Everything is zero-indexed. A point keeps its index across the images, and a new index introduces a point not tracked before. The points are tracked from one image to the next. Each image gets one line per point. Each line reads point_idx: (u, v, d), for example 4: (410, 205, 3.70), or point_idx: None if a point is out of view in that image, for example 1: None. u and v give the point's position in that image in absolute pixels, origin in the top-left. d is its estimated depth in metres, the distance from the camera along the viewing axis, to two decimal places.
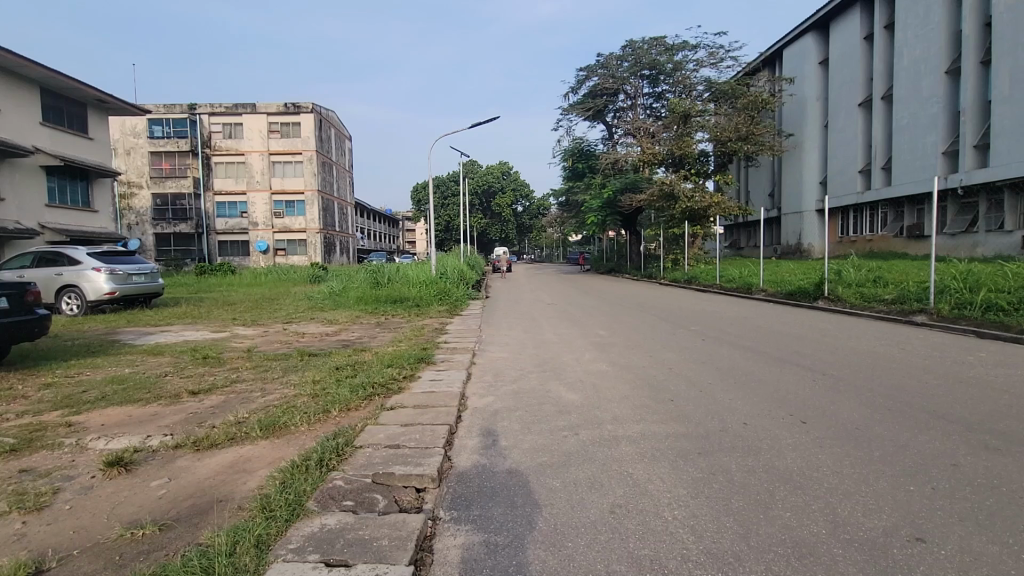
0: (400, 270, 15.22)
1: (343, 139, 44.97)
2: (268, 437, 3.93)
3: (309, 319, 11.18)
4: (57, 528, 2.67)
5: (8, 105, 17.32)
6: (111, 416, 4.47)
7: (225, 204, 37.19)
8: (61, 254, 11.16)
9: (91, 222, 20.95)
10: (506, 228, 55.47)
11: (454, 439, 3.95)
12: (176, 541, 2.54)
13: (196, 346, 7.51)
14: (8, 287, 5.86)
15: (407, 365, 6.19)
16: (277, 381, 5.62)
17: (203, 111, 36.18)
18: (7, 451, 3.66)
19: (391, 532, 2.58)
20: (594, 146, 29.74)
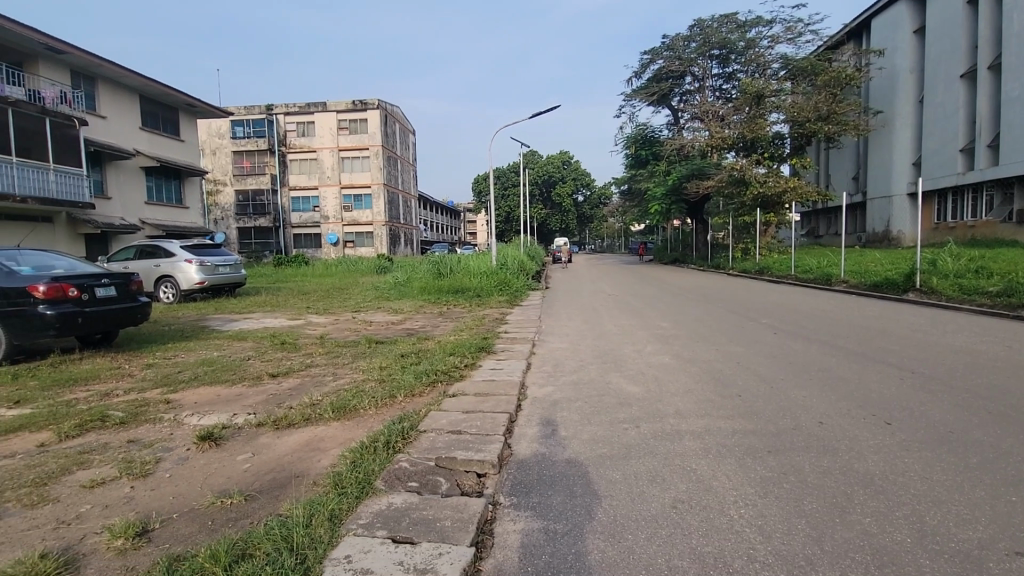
0: (461, 261, 15.51)
1: (407, 134, 46.26)
2: (339, 419, 4.16)
3: (375, 308, 11.65)
4: (159, 494, 2.98)
5: (113, 112, 19.24)
6: (203, 395, 4.90)
7: (300, 199, 39.40)
8: (158, 247, 12.28)
9: (183, 218, 22.90)
10: (566, 218, 55.14)
11: (514, 427, 3.99)
12: (259, 511, 2.76)
13: (275, 333, 8.06)
14: (115, 277, 6.54)
15: (469, 353, 6.32)
16: (347, 366, 5.94)
17: (279, 111, 38.41)
18: (117, 422, 4.11)
19: (453, 514, 2.66)
20: (658, 132, 28.77)
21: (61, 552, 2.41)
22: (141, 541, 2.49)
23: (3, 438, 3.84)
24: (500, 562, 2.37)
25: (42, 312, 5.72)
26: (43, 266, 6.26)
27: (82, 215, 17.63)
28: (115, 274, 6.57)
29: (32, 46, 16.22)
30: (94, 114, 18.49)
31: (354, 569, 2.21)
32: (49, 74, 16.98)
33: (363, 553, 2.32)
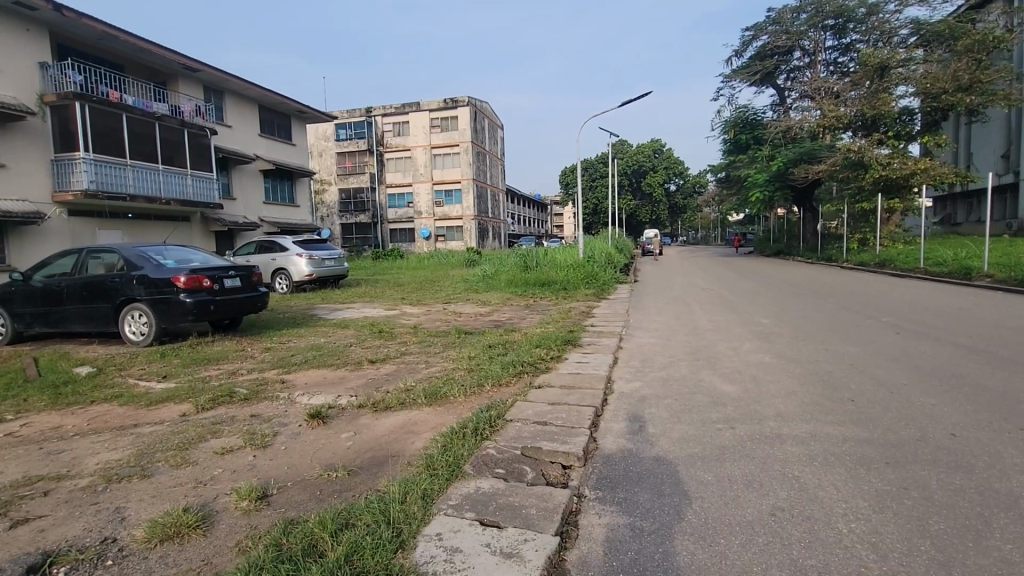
0: (548, 254, 15.55)
1: (496, 129, 47.04)
2: (431, 404, 4.37)
3: (464, 300, 12.04)
4: (277, 463, 3.33)
5: (237, 122, 21.55)
6: (313, 377, 5.39)
7: (396, 196, 41.63)
8: (274, 243, 13.59)
9: (295, 215, 25.17)
10: (657, 209, 53.15)
11: (600, 422, 3.96)
12: (360, 485, 2.99)
13: (374, 322, 8.63)
14: (240, 270, 7.36)
15: (555, 346, 6.34)
16: (438, 355, 6.21)
17: (378, 113, 40.77)
18: (242, 398, 4.65)
19: (538, 502, 2.70)
20: (761, 114, 26.73)
21: (199, 507, 2.78)
22: (262, 504, 2.80)
23: (154, 407, 4.49)
24: (585, 554, 2.37)
25: (182, 300, 6.60)
26: (183, 260, 7.15)
27: (213, 214, 19.99)
28: (238, 267, 7.38)
29: (173, 67, 18.57)
30: (222, 124, 20.80)
31: (444, 547, 2.32)
32: (186, 90, 19.37)
33: (453, 532, 2.44)
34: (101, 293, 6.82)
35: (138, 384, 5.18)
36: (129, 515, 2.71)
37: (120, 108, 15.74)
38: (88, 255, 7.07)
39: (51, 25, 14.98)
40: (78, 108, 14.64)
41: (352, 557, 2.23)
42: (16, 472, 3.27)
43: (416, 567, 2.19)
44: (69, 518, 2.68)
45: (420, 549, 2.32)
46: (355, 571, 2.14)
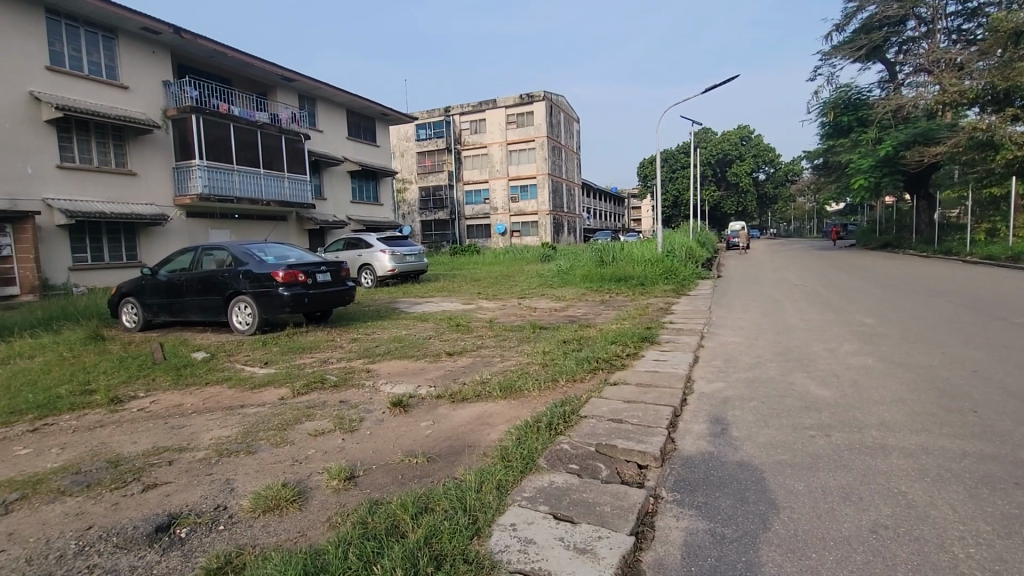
0: (625, 248, 15.19)
1: (572, 122, 46.61)
2: (506, 397, 4.44)
3: (539, 295, 12.08)
4: (363, 446, 3.55)
5: (327, 126, 23.03)
6: (395, 367, 5.67)
7: (473, 193, 42.54)
8: (360, 239, 14.36)
9: (379, 214, 26.49)
10: (744, 200, 50.08)
11: (678, 422, 3.81)
12: (438, 472, 3.10)
13: (451, 316, 8.89)
14: (329, 265, 7.89)
15: (631, 343, 6.19)
16: (513, 349, 6.28)
17: (456, 112, 41.86)
18: (332, 385, 4.99)
19: (613, 500, 2.66)
20: (866, 92, 24.34)
21: (295, 483, 3.02)
22: (350, 484, 2.99)
23: (258, 391, 4.95)
24: (661, 556, 2.31)
25: (281, 293, 7.19)
26: (281, 256, 7.78)
27: (306, 214, 21.54)
28: (329, 262, 7.92)
29: (273, 78, 20.18)
30: (315, 130, 22.32)
31: (518, 537, 2.36)
32: (284, 99, 20.99)
33: (527, 524, 2.46)
34: (213, 286, 7.58)
35: (243, 369, 5.72)
36: (236, 486, 3.01)
37: (228, 118, 17.37)
38: (203, 252, 7.88)
39: (172, 47, 16.82)
40: (193, 120, 16.33)
41: (431, 540, 2.32)
42: (147, 442, 3.74)
43: (492, 555, 2.24)
44: (189, 486, 3.02)
45: (494, 538, 2.36)
46: (434, 553, 2.23)
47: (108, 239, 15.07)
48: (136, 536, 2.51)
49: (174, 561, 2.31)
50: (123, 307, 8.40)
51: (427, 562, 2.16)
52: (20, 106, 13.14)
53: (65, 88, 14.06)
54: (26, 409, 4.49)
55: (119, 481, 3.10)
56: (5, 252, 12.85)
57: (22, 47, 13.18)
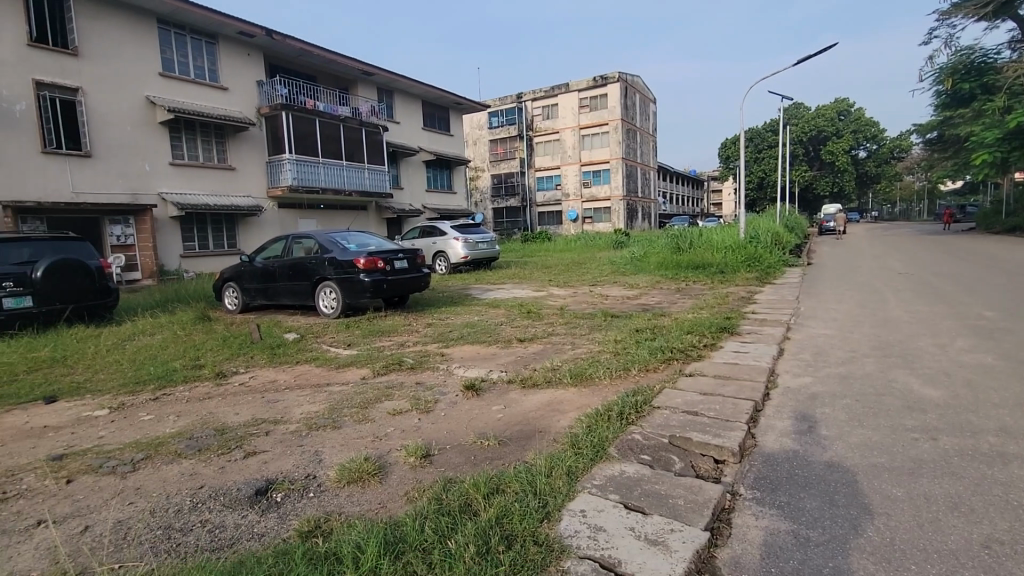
0: (703, 234, 14.51)
1: (648, 103, 44.92)
2: (576, 384, 4.43)
3: (612, 283, 11.86)
4: (438, 427, 3.69)
5: (404, 118, 23.80)
6: (469, 352, 5.83)
7: (544, 179, 42.36)
8: (435, 228, 14.77)
9: (453, 202, 27.10)
10: (841, 180, 45.82)
11: (759, 417, 3.61)
12: (509, 455, 3.16)
13: (523, 303, 8.96)
14: (406, 252, 8.22)
15: (709, 333, 5.91)
16: (584, 337, 6.24)
17: (528, 99, 41.72)
18: (409, 367, 5.23)
19: (687, 494, 2.57)
20: (994, 55, 21.35)
21: (376, 458, 3.20)
22: (426, 461, 3.13)
23: (342, 370, 5.29)
24: (738, 554, 2.21)
25: (362, 279, 7.60)
26: (362, 243, 8.19)
27: (385, 203, 22.48)
28: (406, 250, 8.24)
29: (353, 73, 21.12)
30: (392, 121, 23.15)
31: (588, 523, 2.35)
32: (364, 93, 21.92)
33: (597, 511, 2.45)
34: (302, 272, 8.14)
35: (329, 350, 6.12)
36: (324, 458, 3.24)
37: (314, 114, 18.43)
38: (293, 240, 8.46)
39: (264, 48, 18.05)
40: (283, 117, 17.49)
41: (503, 520, 2.38)
42: (247, 413, 4.12)
43: (561, 539, 2.25)
44: (283, 455, 3.30)
45: (564, 522, 2.38)
46: (505, 533, 2.28)
47: (213, 229, 16.62)
48: (240, 497, 2.78)
49: (271, 522, 2.54)
50: (225, 291, 9.24)
51: (498, 540, 2.22)
52: (139, 110, 14.71)
53: (174, 92, 15.55)
54: (149, 380, 5.11)
55: (225, 447, 3.44)
56: (130, 241, 14.62)
57: (139, 56, 14.70)
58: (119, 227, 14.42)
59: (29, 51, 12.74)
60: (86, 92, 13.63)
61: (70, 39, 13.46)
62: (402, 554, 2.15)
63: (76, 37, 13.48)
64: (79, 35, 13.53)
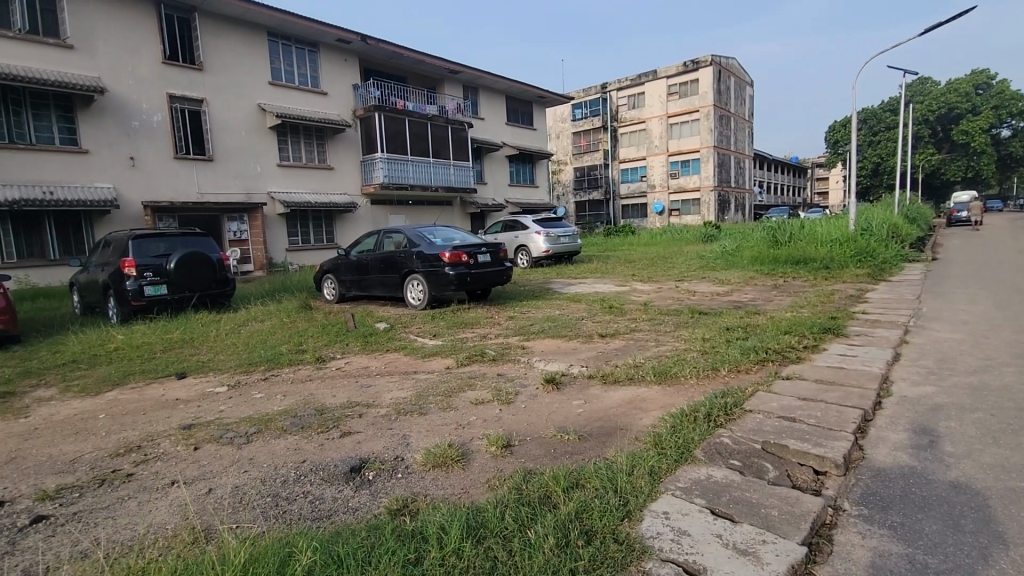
0: (806, 227, 13.37)
1: (744, 87, 42.07)
2: (660, 382, 4.29)
3: (700, 278, 11.30)
4: (519, 418, 3.73)
5: (488, 114, 24.20)
6: (549, 345, 5.84)
7: (629, 171, 41.21)
8: (517, 222, 14.92)
9: (536, 196, 27.20)
10: (977, 163, 39.89)
11: (869, 427, 3.27)
12: (588, 451, 3.13)
13: (605, 298, 8.81)
14: (489, 246, 8.40)
15: (810, 334, 5.44)
16: (669, 334, 6.01)
17: (613, 88, 40.76)
18: (491, 358, 5.35)
19: (781, 505, 2.40)
20: None
21: (459, 445, 3.31)
22: (506, 451, 3.18)
23: (428, 359, 5.53)
24: (840, 573, 2.04)
25: (447, 272, 7.88)
26: (448, 238, 8.47)
27: (469, 198, 23.05)
28: (489, 244, 8.42)
29: (441, 72, 21.78)
30: (477, 118, 23.65)
31: (671, 526, 2.27)
32: (450, 91, 22.55)
33: (681, 514, 2.36)
34: (392, 265, 8.58)
35: (415, 340, 6.41)
36: (411, 441, 3.41)
37: (404, 114, 19.30)
38: (384, 235, 8.93)
39: (359, 53, 19.18)
40: (376, 118, 18.49)
41: (582, 514, 2.37)
42: (343, 396, 4.44)
43: (642, 539, 2.20)
44: (374, 437, 3.51)
45: (646, 522, 2.32)
46: (584, 527, 2.27)
47: (314, 225, 18.02)
48: (336, 473, 3.00)
49: (364, 498, 2.72)
50: (324, 282, 9.95)
51: (577, 534, 2.22)
52: (252, 117, 16.25)
53: (281, 99, 17.00)
54: (260, 361, 5.67)
55: (323, 426, 3.73)
56: (244, 236, 16.24)
57: (253, 68, 16.22)
58: (236, 223, 16.08)
59: (163, 68, 14.46)
60: (208, 102, 15.28)
61: (195, 55, 15.12)
62: (483, 539, 2.22)
63: (201, 54, 15.12)
64: (203, 51, 15.16)
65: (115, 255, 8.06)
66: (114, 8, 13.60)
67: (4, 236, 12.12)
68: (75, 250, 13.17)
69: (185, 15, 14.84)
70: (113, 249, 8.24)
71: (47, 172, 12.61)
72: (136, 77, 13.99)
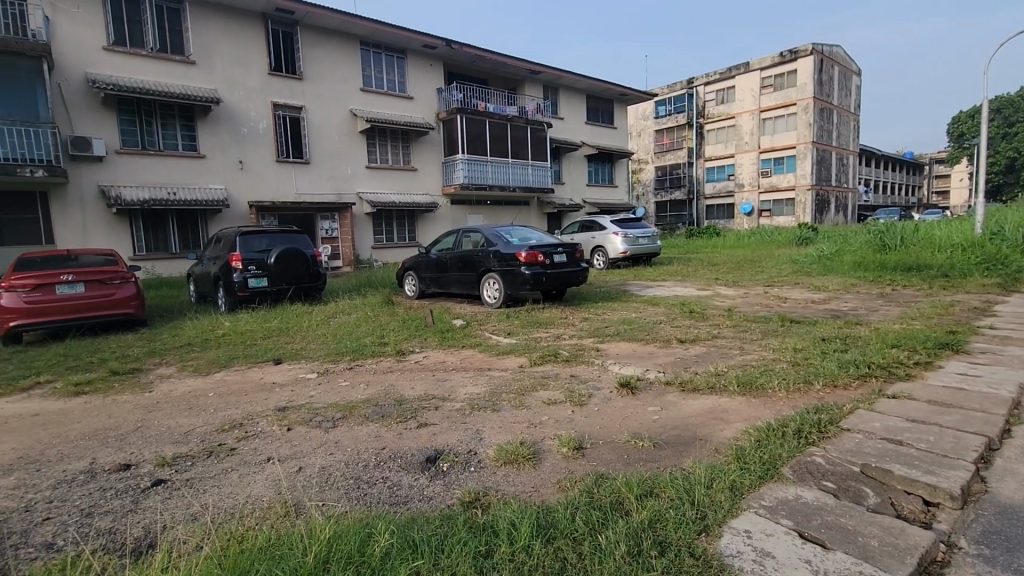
0: (920, 231, 12.05)
1: (850, 77, 38.60)
2: (744, 393, 4.04)
3: (793, 284, 10.52)
4: (592, 421, 3.68)
5: (568, 113, 24.06)
6: (624, 349, 5.71)
7: (715, 169, 39.22)
8: (594, 222, 14.69)
9: (615, 195, 26.71)
10: None
11: (993, 457, 2.87)
12: (662, 460, 3.02)
13: (685, 301, 8.47)
14: (565, 246, 8.36)
15: (922, 349, 4.88)
16: (756, 342, 5.65)
17: (700, 83, 38.99)
18: (564, 359, 5.32)
19: (883, 535, 2.17)
20: None
21: (531, 443, 3.32)
22: (578, 454, 3.15)
23: (502, 357, 5.61)
24: None
25: (523, 272, 7.94)
26: (524, 237, 8.52)
27: (546, 198, 23.09)
28: (566, 244, 8.39)
29: (522, 73, 21.97)
30: (557, 118, 23.60)
31: (753, 545, 2.14)
32: (530, 91, 22.68)
33: (765, 534, 2.21)
34: (470, 263, 8.77)
35: (489, 337, 6.53)
36: (484, 436, 3.48)
37: (485, 116, 19.70)
38: (463, 234, 9.16)
39: (444, 58, 19.83)
40: (458, 120, 19.02)
41: (655, 525, 2.29)
42: (421, 389, 4.62)
43: (721, 556, 2.09)
44: (449, 430, 3.62)
45: (725, 539, 2.19)
46: (657, 538, 2.19)
47: (398, 224, 18.89)
48: (413, 462, 3.12)
49: (438, 488, 2.82)
50: (405, 279, 10.38)
51: (650, 545, 2.14)
52: (345, 122, 17.35)
53: (371, 104, 17.99)
54: (346, 352, 6.04)
55: (402, 417, 3.90)
56: (335, 234, 17.39)
57: (347, 76, 17.31)
58: (328, 222, 17.24)
59: (269, 79, 15.81)
60: (307, 109, 16.49)
61: (296, 66, 16.37)
62: (553, 539, 2.21)
63: (301, 64, 16.34)
64: (303, 62, 16.38)
65: (225, 250, 8.93)
66: (230, 26, 15.09)
67: (136, 232, 13.85)
68: (192, 245, 14.78)
69: (289, 29, 16.13)
70: (223, 245, 9.15)
71: (172, 175, 14.23)
72: (246, 88, 15.41)
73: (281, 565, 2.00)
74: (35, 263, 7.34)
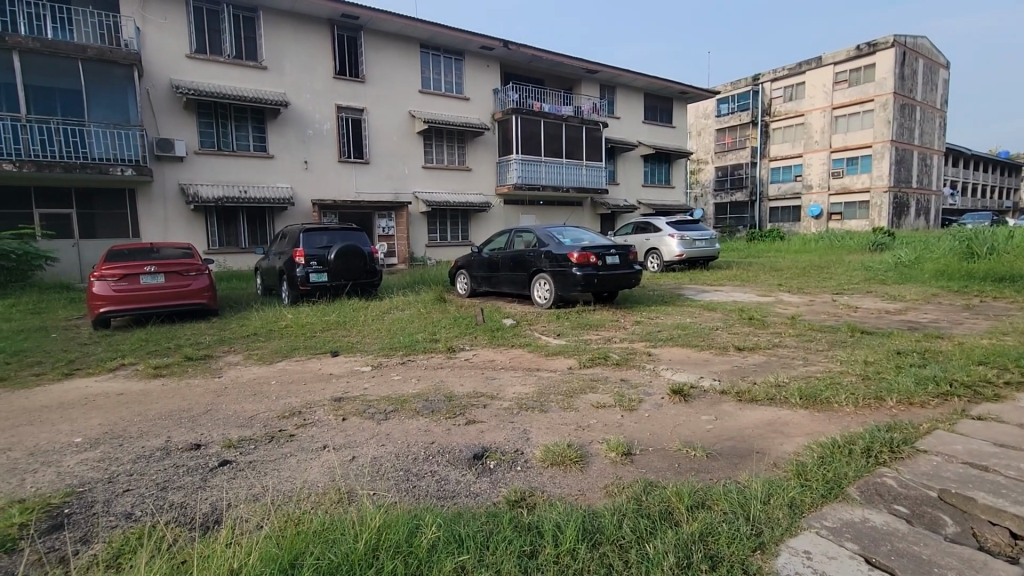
0: (1014, 238, 11.02)
1: (936, 70, 35.72)
2: (808, 406, 3.83)
3: (864, 292, 9.86)
4: (642, 427, 3.60)
5: (625, 112, 23.64)
6: (677, 354, 5.54)
7: (780, 169, 37.30)
8: (649, 224, 14.35)
9: (671, 196, 26.02)
10: None
11: None
12: (715, 471, 2.91)
13: (744, 307, 8.13)
14: (618, 248, 8.24)
15: (1015, 367, 4.43)
16: (822, 353, 5.32)
17: (766, 79, 37.20)
18: (614, 362, 5.23)
19: (962, 566, 2.00)
20: None
21: (578, 446, 3.29)
22: (627, 459, 3.09)
23: (551, 357, 5.59)
24: None
25: (574, 272, 7.88)
26: (576, 238, 8.48)
27: (600, 199, 22.80)
28: (618, 245, 8.27)
29: (579, 72, 21.79)
30: (613, 117, 23.25)
31: (813, 567, 2.02)
32: (587, 90, 22.43)
33: (827, 557, 2.08)
34: (521, 263, 8.80)
35: (539, 337, 6.53)
36: (531, 436, 3.48)
37: (540, 116, 19.69)
38: (515, 233, 9.22)
39: (500, 59, 20.00)
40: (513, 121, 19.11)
41: (707, 538, 2.21)
42: (469, 386, 4.68)
43: None
44: (496, 428, 3.65)
45: (782, 559, 2.08)
46: (709, 552, 2.12)
47: (451, 223, 19.23)
48: (460, 458, 3.17)
49: (484, 485, 2.84)
50: (458, 278, 10.55)
51: (701, 559, 2.07)
52: (404, 123, 17.85)
53: (429, 105, 18.42)
54: (399, 347, 6.21)
55: (451, 413, 3.96)
56: (391, 232, 17.93)
57: (407, 78, 17.81)
58: (385, 220, 17.79)
59: (334, 82, 16.51)
60: (368, 111, 17.09)
61: (359, 69, 16.99)
62: (599, 544, 2.18)
63: (364, 68, 16.95)
64: (366, 65, 16.98)
65: (289, 246, 9.42)
66: (299, 32, 15.91)
67: (211, 227, 14.85)
68: (260, 240, 15.67)
69: (353, 34, 16.79)
70: (288, 241, 9.64)
71: (244, 174, 15.15)
72: (312, 91, 16.16)
73: (332, 550, 2.08)
74: (122, 255, 8.03)
